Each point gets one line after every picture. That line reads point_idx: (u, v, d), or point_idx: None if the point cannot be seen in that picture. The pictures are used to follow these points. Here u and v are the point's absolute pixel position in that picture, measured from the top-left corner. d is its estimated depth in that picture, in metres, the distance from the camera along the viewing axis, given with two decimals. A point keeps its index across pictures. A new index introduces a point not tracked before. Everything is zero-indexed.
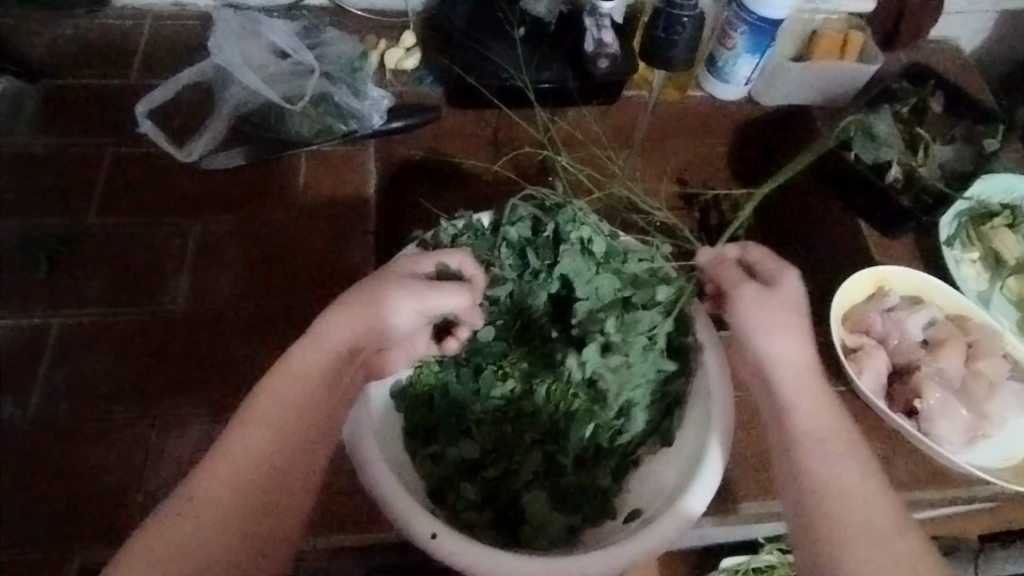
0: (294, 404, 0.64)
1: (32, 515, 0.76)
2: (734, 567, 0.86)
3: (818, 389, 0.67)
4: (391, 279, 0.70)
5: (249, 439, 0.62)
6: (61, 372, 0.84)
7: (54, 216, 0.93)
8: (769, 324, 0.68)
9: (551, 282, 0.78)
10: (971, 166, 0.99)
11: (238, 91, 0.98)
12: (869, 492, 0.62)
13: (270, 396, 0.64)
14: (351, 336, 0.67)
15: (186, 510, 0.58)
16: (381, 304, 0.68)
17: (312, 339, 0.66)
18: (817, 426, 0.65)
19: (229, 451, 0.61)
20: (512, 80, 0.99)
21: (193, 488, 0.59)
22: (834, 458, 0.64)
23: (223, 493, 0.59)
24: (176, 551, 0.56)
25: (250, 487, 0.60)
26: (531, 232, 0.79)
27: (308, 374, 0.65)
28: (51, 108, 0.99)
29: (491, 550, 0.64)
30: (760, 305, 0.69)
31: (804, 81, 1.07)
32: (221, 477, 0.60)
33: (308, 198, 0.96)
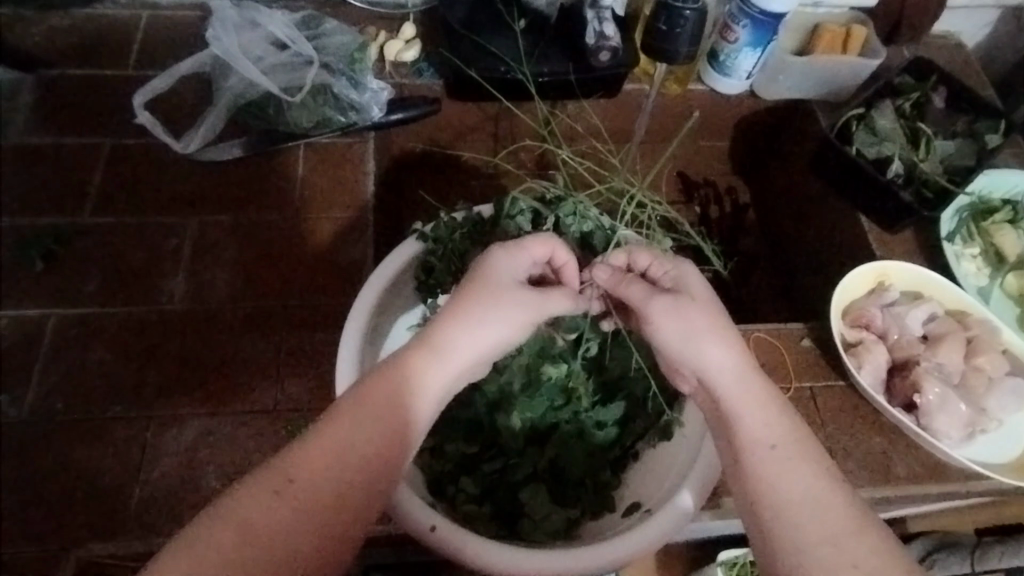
0: (402, 409, 0.57)
1: (31, 508, 0.77)
2: (732, 560, 0.84)
3: (760, 389, 0.62)
4: (495, 276, 0.64)
5: (351, 433, 0.55)
6: (58, 366, 0.84)
7: (52, 211, 0.93)
8: (695, 332, 0.64)
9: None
10: (973, 160, 0.98)
11: (237, 82, 0.97)
12: (825, 494, 0.57)
13: (377, 400, 0.57)
14: (463, 341, 0.61)
15: (280, 492, 0.52)
16: (499, 319, 0.63)
17: (424, 363, 0.60)
18: (764, 429, 0.60)
19: (329, 441, 0.55)
20: (512, 73, 0.98)
21: (291, 466, 0.53)
22: (786, 461, 0.58)
23: (322, 482, 0.53)
24: (262, 537, 0.50)
25: (352, 481, 0.54)
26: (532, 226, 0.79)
27: (417, 382, 0.59)
28: (48, 101, 0.99)
29: (490, 544, 0.64)
30: (679, 315, 0.64)
31: (806, 75, 1.05)
32: (320, 463, 0.54)
33: (306, 192, 0.95)
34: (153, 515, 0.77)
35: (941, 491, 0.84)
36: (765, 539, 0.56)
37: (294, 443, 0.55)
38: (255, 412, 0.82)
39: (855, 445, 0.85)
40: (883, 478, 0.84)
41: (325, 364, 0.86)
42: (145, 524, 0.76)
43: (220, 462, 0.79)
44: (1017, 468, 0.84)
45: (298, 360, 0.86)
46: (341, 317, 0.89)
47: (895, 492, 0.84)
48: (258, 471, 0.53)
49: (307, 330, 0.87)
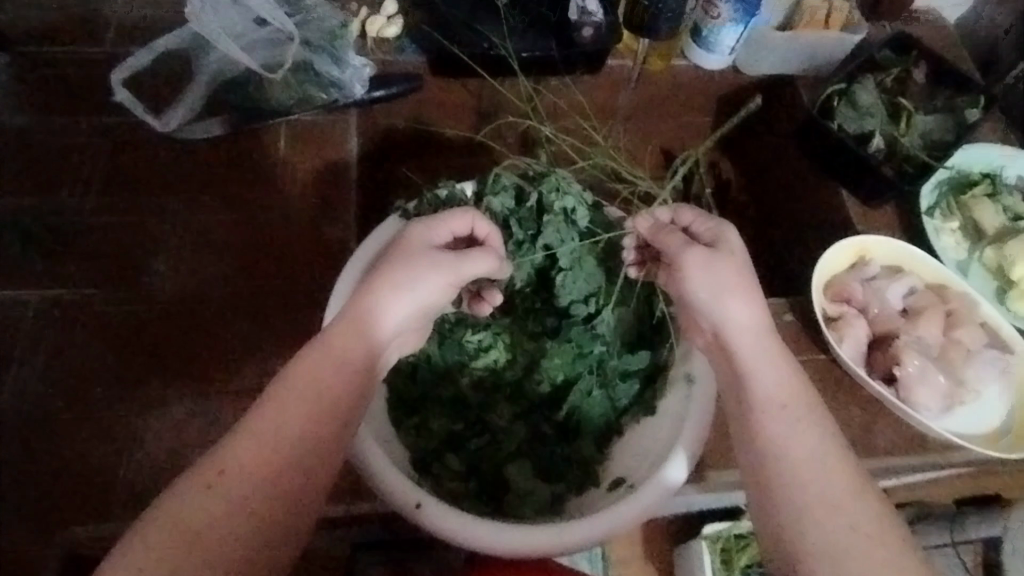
0: (327, 382, 0.58)
1: (16, 491, 0.77)
2: (716, 534, 0.85)
3: (776, 351, 0.63)
4: (408, 251, 0.64)
5: (273, 417, 0.55)
6: (40, 348, 0.83)
7: (29, 192, 0.92)
8: (720, 287, 0.64)
9: (535, 254, 0.77)
10: (953, 135, 0.98)
11: (219, 60, 0.98)
12: (829, 457, 0.58)
13: (293, 381, 0.57)
14: (382, 313, 0.62)
15: (212, 488, 0.52)
16: (406, 286, 0.62)
17: (332, 338, 0.60)
18: (777, 389, 0.61)
19: (257, 430, 0.55)
20: (495, 49, 0.97)
21: (223, 460, 0.53)
22: (795, 422, 0.60)
23: (254, 474, 0.53)
24: (196, 536, 0.50)
25: (284, 467, 0.54)
26: (515, 202, 0.78)
27: (340, 354, 0.59)
28: (22, 80, 0.97)
29: (469, 519, 0.65)
30: (711, 267, 0.65)
31: (789, 50, 1.06)
32: (249, 455, 0.54)
33: (288, 170, 0.95)
34: (140, 495, 0.77)
35: (918, 462, 0.87)
36: (765, 492, 0.58)
37: (225, 438, 0.55)
38: (240, 392, 0.82)
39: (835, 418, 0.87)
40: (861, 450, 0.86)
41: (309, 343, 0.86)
42: (132, 505, 0.77)
43: (207, 443, 0.79)
44: (992, 439, 0.86)
45: (283, 340, 0.86)
46: (326, 296, 0.88)
47: (872, 462, 0.86)
48: (187, 473, 0.53)
49: (291, 310, 0.87)
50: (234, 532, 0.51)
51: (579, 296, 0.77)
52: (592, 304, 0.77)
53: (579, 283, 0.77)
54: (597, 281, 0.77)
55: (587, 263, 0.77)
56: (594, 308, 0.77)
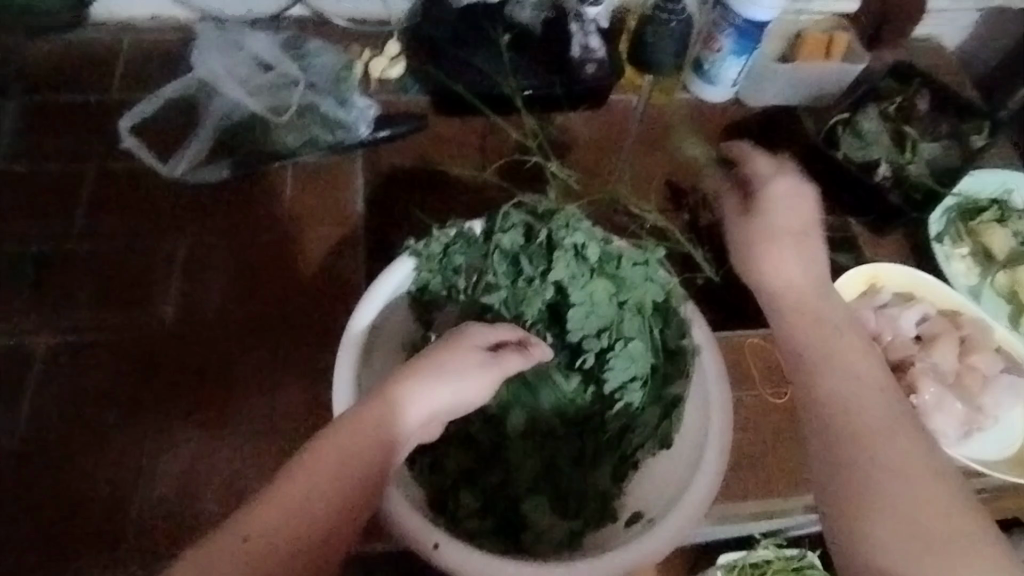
0: (366, 445, 0.58)
1: (26, 542, 0.76)
2: (729, 563, 0.84)
3: (834, 312, 0.68)
4: (455, 347, 0.64)
5: (297, 490, 0.55)
6: (53, 395, 0.83)
7: (41, 236, 0.92)
8: (776, 232, 0.70)
9: (545, 289, 0.75)
10: (958, 161, 1.01)
11: (225, 104, 0.99)
12: (903, 440, 0.60)
13: (319, 458, 0.57)
14: (422, 386, 0.62)
15: (230, 551, 0.52)
16: (446, 378, 0.62)
17: (359, 421, 0.59)
18: (818, 339, 0.66)
19: (283, 493, 0.55)
20: (499, 86, 0.99)
21: (243, 527, 0.53)
22: (867, 390, 0.63)
23: (271, 534, 0.53)
24: None
25: (298, 534, 0.54)
26: (524, 238, 0.77)
27: (383, 417, 0.60)
28: (35, 128, 0.98)
29: (495, 559, 0.63)
30: (794, 236, 0.70)
31: (790, 82, 1.08)
32: (264, 519, 0.54)
33: (296, 210, 0.95)
34: (153, 543, 0.76)
35: None
36: (849, 513, 0.57)
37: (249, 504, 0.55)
38: (252, 436, 0.82)
39: None
40: None
41: (321, 382, 0.85)
42: (144, 554, 0.76)
43: (218, 489, 0.79)
44: (1017, 466, 0.84)
45: (293, 381, 0.85)
46: (338, 335, 0.88)
47: None
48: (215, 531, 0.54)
49: (303, 349, 0.87)
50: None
51: (591, 331, 0.74)
52: (605, 337, 0.74)
53: (591, 317, 0.74)
54: (612, 314, 0.74)
55: (597, 296, 0.74)
56: (606, 342, 0.74)
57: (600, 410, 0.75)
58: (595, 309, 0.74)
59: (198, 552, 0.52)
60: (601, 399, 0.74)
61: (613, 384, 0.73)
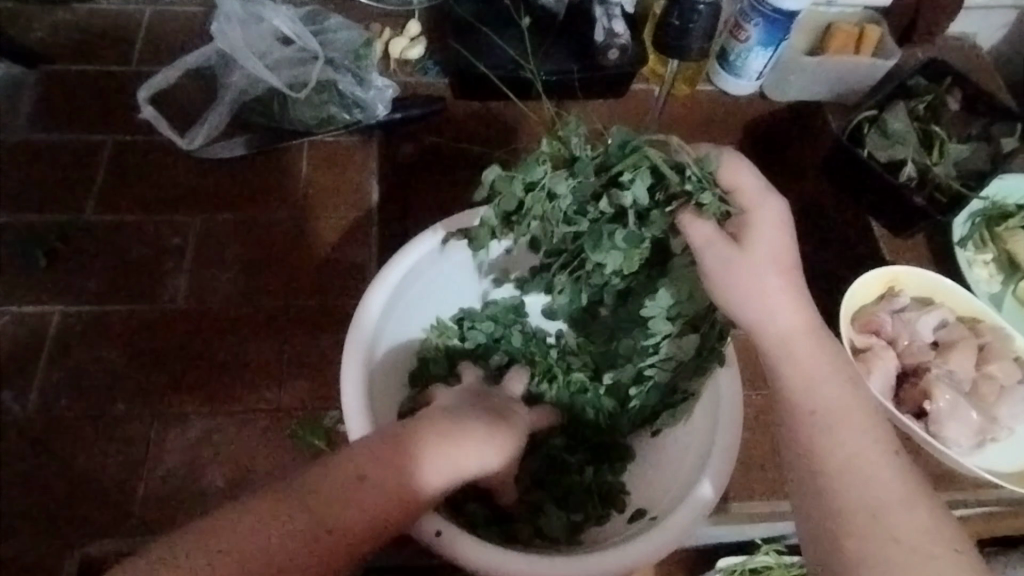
0: (402, 487, 0.56)
1: (34, 508, 0.77)
2: (730, 566, 0.88)
3: (828, 368, 0.59)
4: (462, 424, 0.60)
5: (378, 483, 0.55)
6: (64, 363, 0.83)
7: (57, 205, 0.92)
8: (766, 263, 0.59)
9: (641, 248, 0.69)
10: (988, 165, 0.97)
11: (242, 78, 0.96)
12: (902, 490, 0.55)
13: (382, 455, 0.56)
14: (443, 463, 0.57)
15: (317, 539, 0.54)
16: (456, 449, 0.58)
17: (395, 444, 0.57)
18: (823, 402, 0.58)
19: (362, 488, 0.55)
20: (519, 69, 0.97)
21: (325, 512, 0.54)
22: (880, 459, 0.56)
23: (351, 522, 0.55)
24: (276, 566, 0.53)
25: (368, 533, 0.55)
26: (648, 192, 0.66)
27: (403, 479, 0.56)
28: (52, 96, 0.98)
29: (500, 551, 0.62)
30: (760, 282, 0.59)
31: (818, 76, 1.05)
32: (348, 507, 0.55)
33: (309, 188, 0.95)
34: (160, 514, 0.77)
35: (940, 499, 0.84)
36: None
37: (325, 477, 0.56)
38: (260, 412, 0.82)
39: None
40: None
41: (330, 365, 0.85)
42: (152, 523, 0.77)
43: (227, 462, 0.79)
44: None
45: (303, 362, 0.85)
46: (348, 317, 0.88)
47: None
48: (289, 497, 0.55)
49: (313, 330, 0.87)
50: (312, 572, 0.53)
51: (662, 315, 0.70)
52: (677, 323, 0.70)
53: (674, 305, 0.69)
54: (701, 303, 0.69)
55: (696, 287, 0.68)
56: (674, 328, 0.70)
57: (624, 392, 0.76)
58: (686, 292, 0.69)
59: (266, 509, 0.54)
60: (635, 382, 0.75)
61: (647, 364, 0.73)
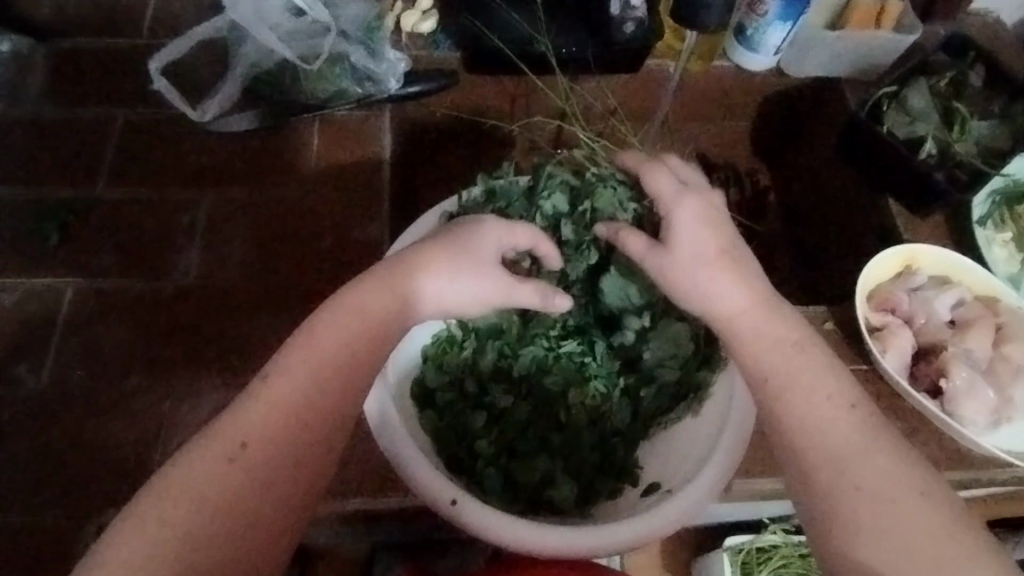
0: (369, 326, 0.59)
1: (48, 479, 0.77)
2: (737, 546, 0.87)
3: (778, 343, 0.59)
4: (474, 251, 0.63)
5: (295, 383, 0.56)
6: (77, 337, 0.83)
7: (68, 179, 0.92)
8: (696, 257, 0.60)
9: (591, 251, 0.73)
10: (1009, 143, 0.95)
11: (253, 50, 0.95)
12: (877, 455, 0.54)
13: (326, 340, 0.57)
14: (451, 288, 0.62)
15: (235, 458, 0.52)
16: (446, 271, 0.62)
17: (368, 286, 0.60)
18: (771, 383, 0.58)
19: (281, 393, 0.55)
20: (534, 44, 0.97)
21: (245, 430, 0.54)
22: (839, 419, 0.55)
23: (269, 427, 0.54)
24: (203, 495, 0.51)
25: (293, 433, 0.54)
26: (569, 203, 0.74)
27: (397, 295, 0.60)
28: (63, 70, 0.98)
29: (511, 518, 0.63)
30: (695, 282, 0.60)
31: (837, 51, 1.04)
32: (263, 413, 0.54)
33: (320, 163, 0.94)
34: None
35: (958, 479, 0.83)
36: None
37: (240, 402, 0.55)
38: None
39: None
40: None
41: None
42: None
43: None
44: None
45: None
46: None
47: None
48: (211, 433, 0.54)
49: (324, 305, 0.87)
50: (236, 545, 0.51)
51: (634, 305, 0.72)
52: (648, 315, 0.72)
53: (636, 295, 0.72)
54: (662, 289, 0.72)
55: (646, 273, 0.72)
56: (649, 320, 0.72)
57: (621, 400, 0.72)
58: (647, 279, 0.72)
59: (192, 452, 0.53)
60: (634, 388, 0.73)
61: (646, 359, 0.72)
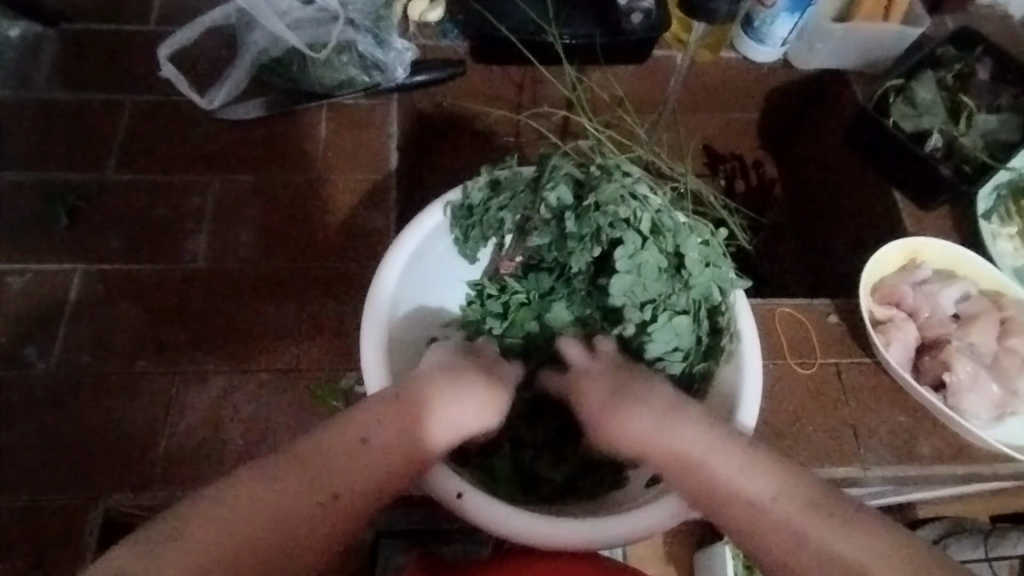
0: (407, 444, 0.59)
1: (54, 462, 0.78)
2: (740, 539, 0.88)
3: (725, 467, 0.60)
4: (466, 369, 0.66)
5: (337, 463, 0.56)
6: (84, 321, 0.84)
7: (76, 164, 0.92)
8: (635, 408, 0.64)
9: (593, 248, 0.70)
10: (1018, 136, 0.95)
11: (261, 38, 0.95)
12: (830, 542, 0.56)
13: (368, 440, 0.58)
14: (462, 405, 0.63)
15: (278, 520, 0.53)
16: (463, 393, 0.64)
17: (393, 401, 0.61)
18: (731, 500, 0.59)
19: (312, 457, 0.56)
20: (541, 33, 0.97)
21: (273, 483, 0.54)
22: (799, 515, 0.57)
23: (300, 490, 0.55)
24: (240, 554, 0.51)
25: (322, 503, 0.55)
26: (573, 196, 0.71)
27: (429, 420, 0.61)
28: (72, 56, 0.98)
29: (515, 510, 0.63)
30: (637, 428, 0.64)
31: (843, 44, 1.02)
32: (298, 473, 0.55)
33: (327, 150, 0.94)
34: (176, 470, 0.77)
35: (965, 472, 0.82)
36: None
37: (277, 457, 0.56)
38: (275, 373, 0.82)
39: (883, 424, 0.83)
40: (910, 458, 0.82)
41: (346, 329, 0.85)
42: (169, 478, 0.77)
43: (241, 421, 0.79)
44: None
45: (319, 325, 0.85)
46: (365, 281, 0.88)
47: (916, 470, 0.81)
48: (243, 471, 0.54)
49: (329, 293, 0.87)
50: None
51: (637, 298, 0.70)
52: (648, 310, 0.70)
53: (638, 288, 0.69)
54: (667, 285, 0.70)
55: (648, 271, 0.69)
56: (649, 315, 0.70)
57: None
58: (652, 277, 0.69)
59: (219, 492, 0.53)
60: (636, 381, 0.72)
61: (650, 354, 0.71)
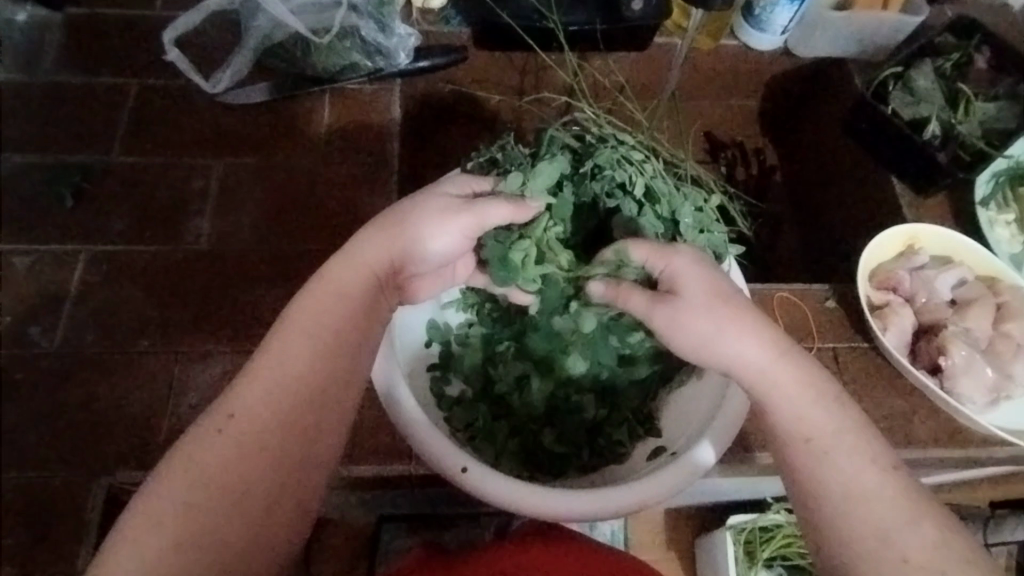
0: (367, 275, 0.61)
1: (57, 439, 0.78)
2: (741, 525, 0.89)
3: (801, 391, 0.59)
4: (432, 199, 0.64)
5: (284, 358, 0.58)
6: (89, 301, 0.85)
7: (81, 146, 0.93)
8: (706, 305, 0.59)
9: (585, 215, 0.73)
10: (1014, 124, 0.95)
11: (265, 22, 0.94)
12: (891, 493, 0.56)
13: (326, 297, 0.60)
14: (429, 233, 0.63)
15: (223, 430, 0.55)
16: (427, 221, 0.63)
17: (347, 255, 0.62)
18: (797, 425, 0.58)
19: (266, 365, 0.58)
20: (542, 19, 0.98)
21: (234, 405, 0.56)
22: (867, 462, 0.57)
23: (263, 403, 0.56)
24: (209, 481, 0.53)
25: (285, 395, 0.57)
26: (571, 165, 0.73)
27: (391, 249, 0.62)
28: (77, 39, 0.99)
29: (519, 483, 0.64)
30: (695, 324, 0.60)
31: (841, 33, 1.04)
32: (256, 389, 0.57)
33: (330, 134, 0.95)
34: None
35: (961, 456, 0.83)
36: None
37: (238, 382, 0.58)
38: None
39: (880, 407, 0.84)
40: (906, 441, 0.83)
41: None
42: None
43: None
44: None
45: None
46: None
47: (912, 453, 0.82)
48: (209, 410, 0.57)
49: None
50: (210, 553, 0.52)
51: None
52: None
53: None
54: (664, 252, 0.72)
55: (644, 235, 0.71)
56: None
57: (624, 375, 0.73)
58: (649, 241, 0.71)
59: (194, 434, 0.55)
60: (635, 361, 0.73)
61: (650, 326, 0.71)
